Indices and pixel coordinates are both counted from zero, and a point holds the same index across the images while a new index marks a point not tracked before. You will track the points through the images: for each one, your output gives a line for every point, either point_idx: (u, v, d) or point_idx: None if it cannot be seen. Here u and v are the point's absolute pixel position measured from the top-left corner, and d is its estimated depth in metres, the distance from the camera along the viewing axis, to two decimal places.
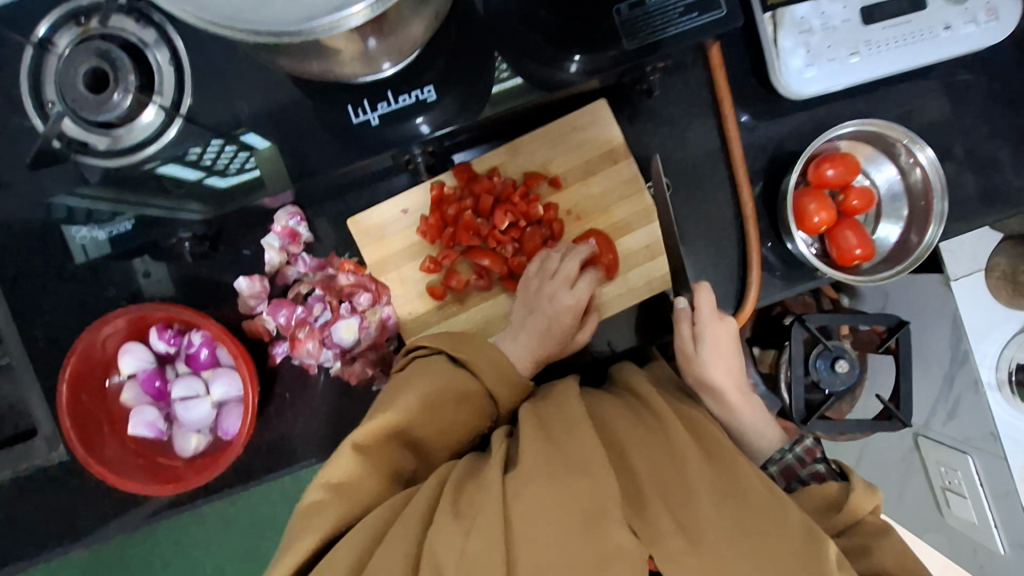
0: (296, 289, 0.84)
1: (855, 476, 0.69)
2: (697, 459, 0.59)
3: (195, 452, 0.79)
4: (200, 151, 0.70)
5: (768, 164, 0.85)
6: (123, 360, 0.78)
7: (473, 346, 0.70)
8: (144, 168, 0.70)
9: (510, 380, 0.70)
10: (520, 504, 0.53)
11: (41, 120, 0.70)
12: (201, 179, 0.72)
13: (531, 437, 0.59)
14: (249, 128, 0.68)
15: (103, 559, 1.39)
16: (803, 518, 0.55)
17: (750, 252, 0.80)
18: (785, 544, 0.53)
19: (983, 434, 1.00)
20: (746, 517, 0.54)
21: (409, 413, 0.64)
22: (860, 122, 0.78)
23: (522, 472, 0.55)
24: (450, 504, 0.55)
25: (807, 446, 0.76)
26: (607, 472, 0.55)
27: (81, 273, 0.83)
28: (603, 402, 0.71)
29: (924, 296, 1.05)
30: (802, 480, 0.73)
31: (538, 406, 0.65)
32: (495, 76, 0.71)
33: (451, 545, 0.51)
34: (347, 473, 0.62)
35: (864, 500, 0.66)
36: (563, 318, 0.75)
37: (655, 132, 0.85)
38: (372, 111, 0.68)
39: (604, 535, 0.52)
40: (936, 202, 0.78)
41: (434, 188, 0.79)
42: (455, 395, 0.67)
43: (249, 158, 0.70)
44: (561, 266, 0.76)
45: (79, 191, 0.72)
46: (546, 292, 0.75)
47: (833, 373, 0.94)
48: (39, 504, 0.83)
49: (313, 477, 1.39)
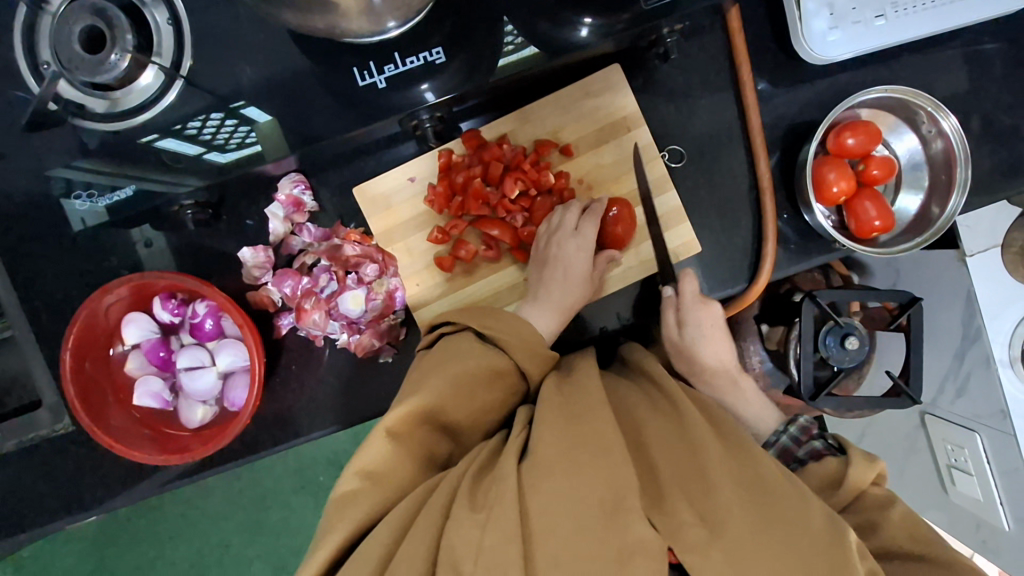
0: (302, 259, 0.82)
1: (853, 449, 0.67)
2: (715, 447, 0.59)
3: (202, 423, 0.79)
4: (200, 123, 0.68)
5: (785, 134, 0.82)
6: (127, 329, 0.77)
7: (500, 320, 0.69)
8: (142, 141, 0.68)
9: (540, 354, 0.70)
10: (537, 498, 0.54)
11: (35, 81, 0.68)
12: (200, 154, 0.70)
13: (547, 428, 0.60)
14: (248, 101, 0.66)
15: (111, 529, 1.42)
16: (824, 507, 0.55)
17: (766, 222, 0.78)
18: (807, 535, 0.53)
19: (992, 412, 0.98)
20: (765, 506, 0.55)
21: (437, 393, 0.64)
22: (885, 88, 0.75)
23: (539, 465, 0.56)
24: (466, 498, 0.56)
25: (803, 425, 0.75)
26: (623, 465, 0.56)
27: (82, 242, 0.81)
28: (620, 390, 0.72)
29: (938, 272, 1.04)
30: (800, 460, 0.72)
31: (553, 392, 0.65)
32: (500, 49, 0.68)
33: (469, 539, 0.52)
34: (380, 461, 0.61)
35: (864, 475, 0.64)
36: (579, 264, 0.75)
37: (669, 99, 0.82)
38: (379, 74, 0.65)
39: (623, 528, 0.53)
40: (959, 171, 0.76)
41: (441, 156, 0.78)
42: (487, 372, 0.66)
43: (250, 133, 0.68)
44: (567, 219, 0.77)
45: (75, 164, 0.69)
46: (555, 244, 0.76)
47: (842, 350, 0.93)
48: (44, 473, 0.82)
49: (317, 452, 1.39)
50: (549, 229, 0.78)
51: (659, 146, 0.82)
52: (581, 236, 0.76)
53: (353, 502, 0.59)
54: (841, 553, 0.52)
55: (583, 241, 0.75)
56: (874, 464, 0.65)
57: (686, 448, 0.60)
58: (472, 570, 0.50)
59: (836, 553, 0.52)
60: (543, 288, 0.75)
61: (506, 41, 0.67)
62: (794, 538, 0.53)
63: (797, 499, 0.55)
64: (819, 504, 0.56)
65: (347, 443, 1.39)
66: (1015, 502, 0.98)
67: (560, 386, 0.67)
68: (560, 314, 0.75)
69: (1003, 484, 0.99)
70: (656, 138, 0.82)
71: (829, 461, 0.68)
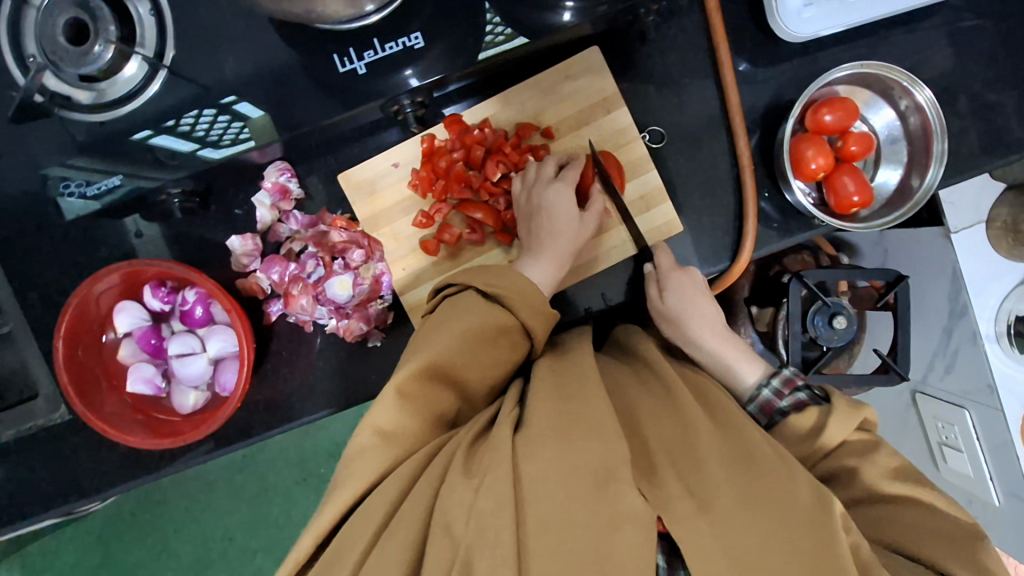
0: (289, 245, 0.83)
1: (838, 399, 0.68)
2: (708, 426, 0.61)
3: (194, 409, 0.80)
4: (193, 120, 0.68)
5: (766, 113, 0.83)
6: (118, 317, 0.78)
7: (506, 277, 0.70)
8: (135, 139, 0.69)
9: (541, 311, 0.70)
10: (530, 465, 0.55)
11: (21, 73, 0.69)
12: (195, 150, 0.70)
13: (541, 404, 0.61)
14: (240, 96, 0.67)
15: (118, 522, 1.44)
16: (810, 481, 0.56)
17: (746, 201, 0.79)
18: (795, 510, 0.54)
19: (980, 386, 0.99)
20: (755, 481, 0.56)
21: (447, 348, 0.65)
22: (858, 64, 0.76)
23: (532, 437, 0.58)
24: (460, 466, 0.57)
25: (784, 376, 0.73)
26: (616, 438, 0.57)
27: (76, 235, 0.83)
28: (614, 372, 0.73)
29: (923, 249, 1.04)
30: (783, 411, 0.71)
31: (546, 373, 0.67)
32: (488, 40, 0.69)
33: (461, 502, 0.54)
34: (394, 420, 0.63)
35: (847, 424, 0.66)
36: (564, 213, 0.75)
37: (650, 80, 0.83)
38: (359, 60, 0.66)
39: (613, 496, 0.53)
40: (936, 143, 0.77)
41: (424, 141, 0.79)
42: (493, 329, 0.67)
43: (243, 128, 0.69)
44: (540, 171, 0.78)
45: (71, 161, 0.70)
46: (535, 194, 0.76)
47: (831, 329, 0.94)
48: (42, 461, 0.84)
49: (317, 445, 1.41)
50: (527, 182, 0.78)
51: (640, 127, 0.83)
52: (561, 182, 0.76)
53: (353, 475, 0.61)
54: (826, 521, 0.53)
55: (562, 185, 0.76)
56: (858, 412, 0.67)
57: (677, 430, 0.61)
58: (463, 530, 0.52)
59: (824, 530, 0.53)
60: (535, 240, 0.76)
61: (490, 33, 0.69)
62: (781, 512, 0.54)
63: (786, 473, 0.56)
64: (807, 480, 0.57)
65: (346, 434, 1.40)
66: (1006, 477, 0.99)
67: (554, 366, 0.69)
68: (555, 265, 0.75)
69: (992, 460, 1.01)
70: (637, 119, 0.83)
71: (813, 410, 0.68)
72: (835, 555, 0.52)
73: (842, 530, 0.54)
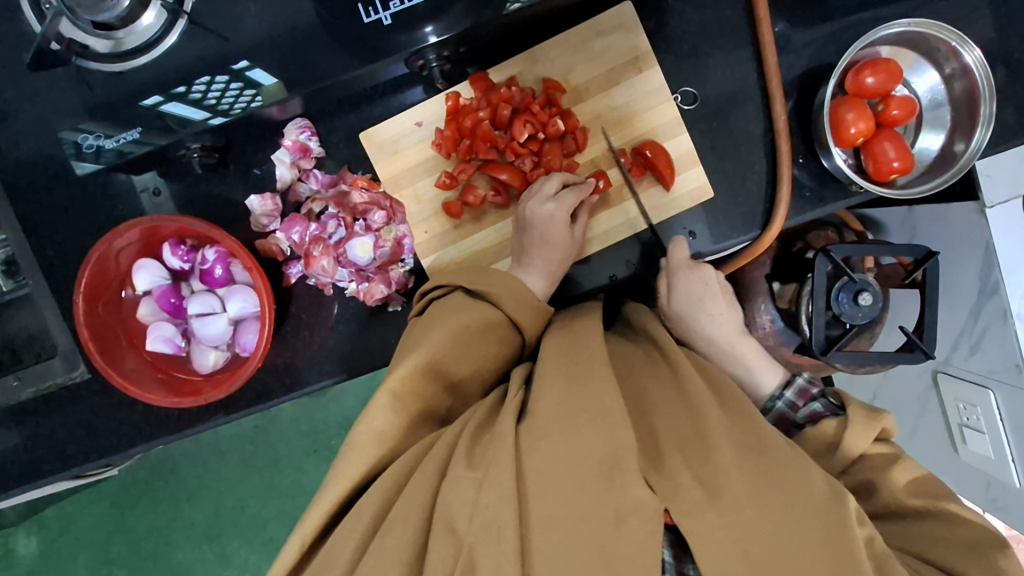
0: (309, 206, 0.81)
1: (855, 407, 0.65)
2: (716, 409, 0.58)
3: (214, 368, 0.80)
4: (202, 89, 0.66)
5: (803, 75, 0.80)
6: (137, 275, 0.77)
7: (492, 277, 0.70)
8: (143, 105, 0.66)
9: (532, 307, 0.70)
10: (533, 458, 0.54)
11: (37, 19, 0.65)
12: (206, 118, 0.71)
13: (547, 387, 0.59)
14: (252, 62, 0.64)
15: (132, 489, 1.46)
16: (825, 475, 0.54)
17: (781, 166, 0.77)
18: (810, 503, 0.52)
19: (1008, 366, 0.93)
20: (768, 469, 0.54)
21: (439, 349, 0.64)
22: (906, 22, 0.73)
23: (537, 427, 0.56)
24: (463, 456, 0.56)
25: (799, 387, 0.72)
26: (623, 427, 0.55)
27: (93, 191, 0.82)
28: (626, 355, 0.70)
29: (955, 226, 0.97)
30: (797, 424, 0.70)
31: (555, 352, 0.64)
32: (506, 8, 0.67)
33: (464, 497, 0.53)
34: (391, 417, 0.62)
35: (866, 435, 0.63)
36: (555, 227, 0.74)
37: (683, 40, 0.80)
38: (384, 10, 0.62)
39: (620, 488, 0.52)
40: (983, 107, 0.74)
41: (450, 99, 0.77)
42: (480, 325, 0.67)
43: (256, 96, 0.68)
44: (542, 188, 0.76)
45: (84, 126, 0.67)
46: (528, 208, 0.75)
47: (855, 306, 0.87)
48: (61, 421, 0.84)
49: (327, 415, 1.41)
50: (528, 194, 0.77)
51: (672, 88, 0.80)
52: (555, 202, 0.74)
53: (371, 439, 0.61)
54: (842, 516, 0.51)
55: (556, 206, 0.74)
56: (875, 422, 0.64)
57: (684, 411, 0.60)
58: (467, 528, 0.51)
59: (836, 519, 0.51)
60: (526, 253, 0.76)
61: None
62: (795, 501, 0.52)
63: (801, 465, 0.54)
64: (821, 472, 0.55)
65: (357, 407, 1.40)
66: None
67: (565, 338, 0.67)
68: (545, 279, 0.75)
69: (1015, 442, 0.96)
70: (669, 80, 0.80)
71: (829, 422, 0.66)
72: (851, 548, 0.50)
73: (857, 523, 0.52)
